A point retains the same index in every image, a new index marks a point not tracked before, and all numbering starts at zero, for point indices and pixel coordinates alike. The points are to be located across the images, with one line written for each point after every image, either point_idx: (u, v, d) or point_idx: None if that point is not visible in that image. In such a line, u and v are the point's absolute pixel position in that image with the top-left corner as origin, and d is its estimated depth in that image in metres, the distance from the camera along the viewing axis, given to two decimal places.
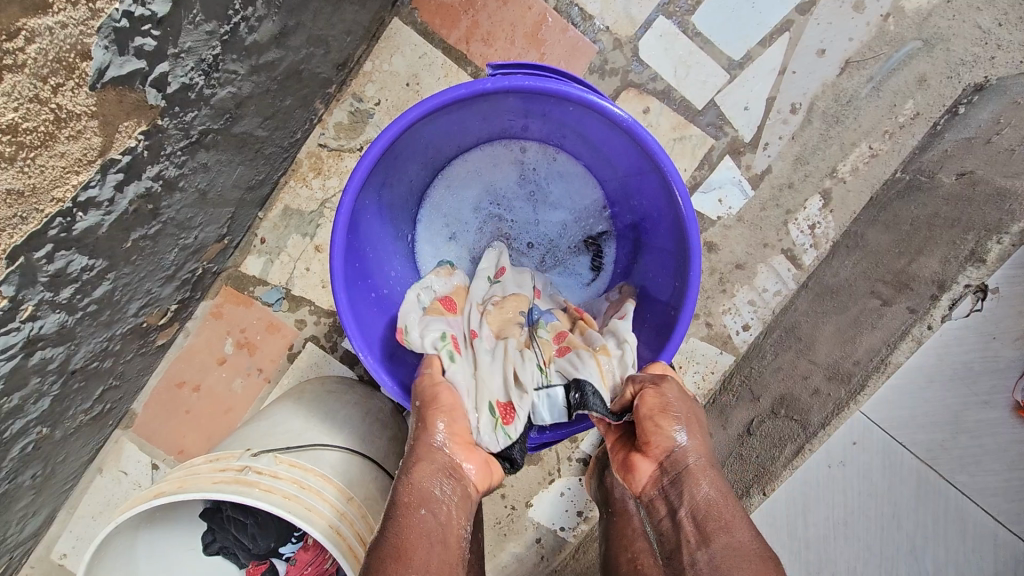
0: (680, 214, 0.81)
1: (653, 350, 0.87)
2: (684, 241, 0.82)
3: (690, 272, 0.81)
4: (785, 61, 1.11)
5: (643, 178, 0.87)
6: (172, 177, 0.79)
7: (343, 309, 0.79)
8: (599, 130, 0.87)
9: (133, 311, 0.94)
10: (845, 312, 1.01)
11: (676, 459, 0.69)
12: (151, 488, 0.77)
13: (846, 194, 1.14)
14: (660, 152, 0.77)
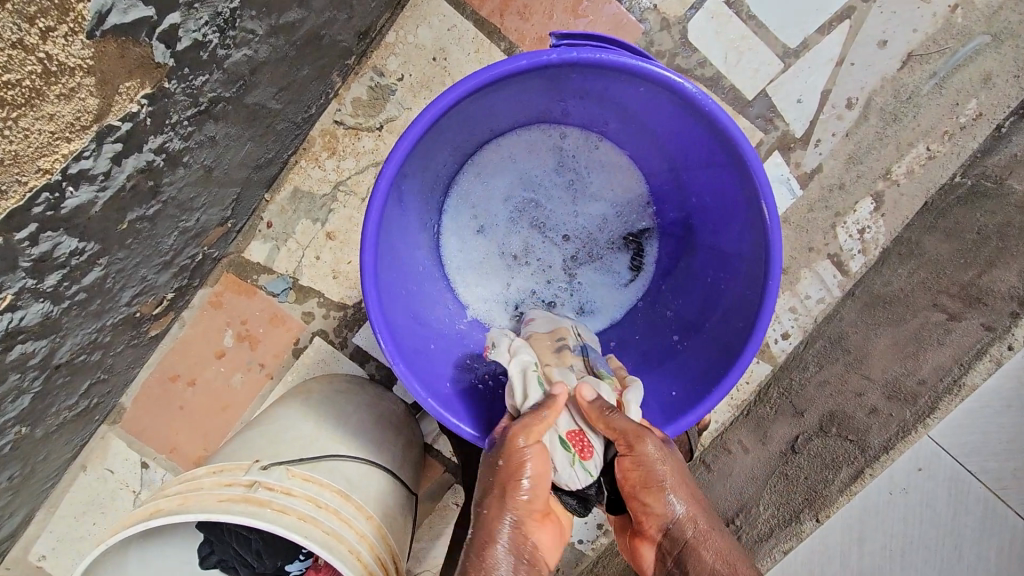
0: (758, 213, 0.72)
1: (715, 366, 0.77)
2: (758, 246, 0.73)
3: (768, 281, 0.72)
4: (844, 51, 1.02)
5: (706, 171, 0.78)
6: (176, 151, 0.69)
7: (373, 302, 0.70)
8: (661, 115, 0.77)
9: (126, 300, 0.85)
10: (904, 325, 0.93)
11: (675, 535, 0.66)
12: (146, 506, 0.68)
13: (899, 197, 1.07)
14: (742, 141, 0.68)
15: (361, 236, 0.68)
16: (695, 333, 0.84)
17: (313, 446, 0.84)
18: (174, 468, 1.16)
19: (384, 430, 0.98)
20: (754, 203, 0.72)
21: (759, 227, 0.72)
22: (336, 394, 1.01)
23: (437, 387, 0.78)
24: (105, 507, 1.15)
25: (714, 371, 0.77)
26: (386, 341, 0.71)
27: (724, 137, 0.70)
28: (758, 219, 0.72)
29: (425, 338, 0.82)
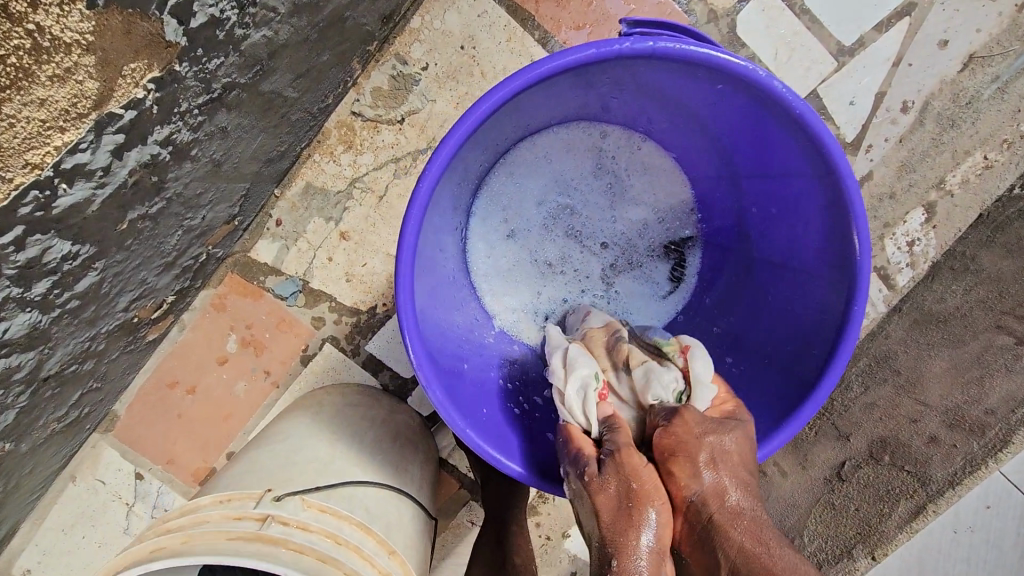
0: (843, 229, 0.63)
1: (785, 396, 0.69)
2: (840, 265, 0.65)
3: (853, 305, 0.64)
4: (902, 51, 0.95)
5: (776, 181, 0.71)
6: (184, 144, 0.61)
7: (410, 321, 0.61)
8: (727, 116, 0.69)
9: (123, 304, 0.77)
10: (964, 347, 0.87)
11: (700, 508, 0.56)
12: (145, 545, 0.60)
13: (952, 208, 1.01)
14: (832, 149, 0.60)
15: (396, 247, 0.60)
16: (754, 356, 0.75)
17: (329, 470, 0.78)
18: (171, 480, 1.09)
19: (401, 449, 0.91)
20: (839, 218, 0.63)
21: (842, 244, 0.64)
22: (348, 408, 0.94)
23: (473, 413, 0.70)
24: (96, 521, 1.07)
25: (782, 402, 0.69)
26: (421, 364, 0.63)
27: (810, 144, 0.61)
28: (842, 235, 0.63)
29: (456, 357, 0.75)
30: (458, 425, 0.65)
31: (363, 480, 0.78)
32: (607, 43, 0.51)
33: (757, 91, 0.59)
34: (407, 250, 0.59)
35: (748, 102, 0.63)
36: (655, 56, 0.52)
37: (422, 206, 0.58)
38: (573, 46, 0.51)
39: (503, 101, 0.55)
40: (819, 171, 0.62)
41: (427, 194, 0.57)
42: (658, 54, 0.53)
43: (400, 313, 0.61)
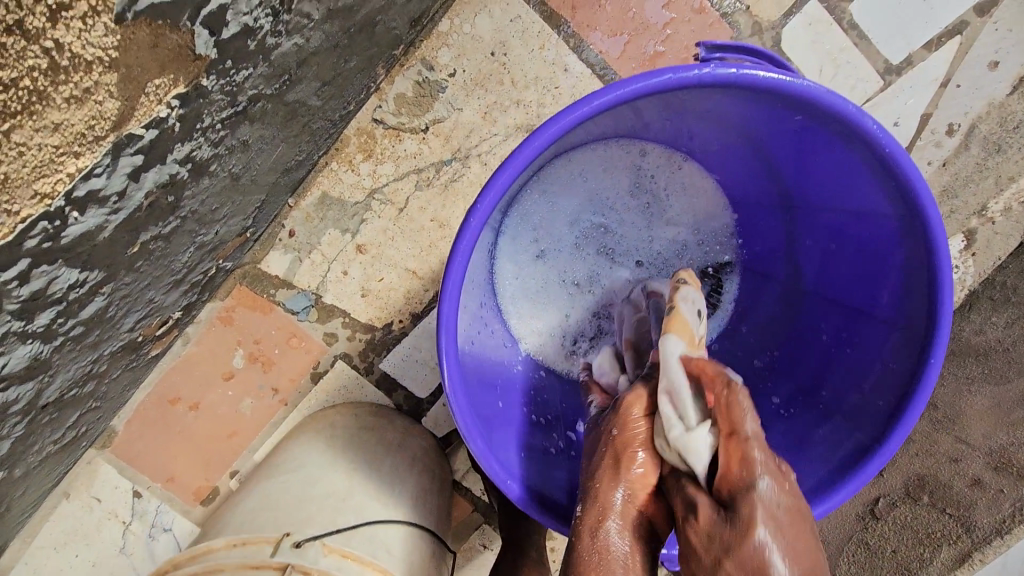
0: (922, 277, 0.58)
1: (844, 451, 0.63)
2: (916, 314, 0.60)
3: (930, 360, 0.59)
4: (950, 71, 0.91)
5: (840, 217, 0.66)
6: (204, 160, 0.56)
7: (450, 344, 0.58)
8: (792, 146, 0.64)
9: (128, 325, 0.71)
10: (1008, 385, 0.83)
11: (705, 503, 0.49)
12: None
13: (993, 236, 0.97)
14: (925, 194, 0.55)
15: (439, 284, 0.56)
16: (808, 401, 0.70)
17: (346, 507, 0.73)
18: (170, 498, 1.04)
19: (420, 476, 0.85)
20: (915, 267, 0.59)
21: (919, 295, 0.59)
22: (363, 432, 0.88)
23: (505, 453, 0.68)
24: (89, 542, 1.01)
25: (843, 455, 0.63)
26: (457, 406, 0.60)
27: (893, 189, 0.57)
28: (920, 284, 0.59)
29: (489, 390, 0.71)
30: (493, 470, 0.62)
31: (382, 516, 0.74)
32: (686, 70, 0.48)
33: (835, 127, 0.55)
34: (451, 289, 0.56)
35: (821, 137, 0.59)
36: (738, 84, 0.49)
37: (468, 248, 0.54)
38: (645, 73, 0.48)
39: (568, 126, 0.51)
40: (898, 214, 0.58)
41: (476, 234, 0.53)
42: (738, 83, 0.50)
43: (439, 353, 0.58)
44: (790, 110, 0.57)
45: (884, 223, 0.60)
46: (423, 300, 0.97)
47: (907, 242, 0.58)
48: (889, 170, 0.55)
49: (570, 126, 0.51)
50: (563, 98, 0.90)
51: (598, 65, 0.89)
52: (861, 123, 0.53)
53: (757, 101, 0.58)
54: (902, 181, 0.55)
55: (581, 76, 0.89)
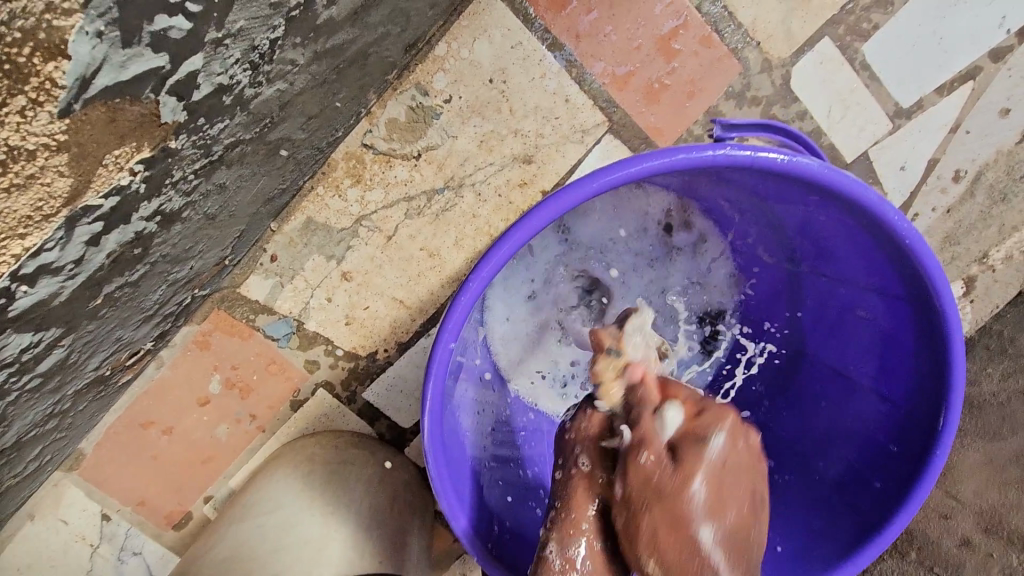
0: (931, 362, 0.60)
1: (843, 530, 0.66)
2: (919, 397, 0.62)
3: (936, 447, 0.60)
4: (959, 117, 0.89)
5: (847, 290, 0.66)
6: (175, 209, 0.52)
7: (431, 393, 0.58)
8: (801, 221, 0.64)
9: (93, 365, 0.67)
10: (1001, 442, 0.82)
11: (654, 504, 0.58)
12: None
13: (991, 284, 0.95)
14: (942, 286, 0.56)
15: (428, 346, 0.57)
16: (802, 468, 0.71)
17: (319, 563, 0.71)
18: (141, 522, 1.00)
19: (401, 516, 0.83)
20: (925, 349, 0.60)
21: (929, 374, 0.61)
22: (343, 469, 0.83)
23: (477, 505, 0.68)
24: (55, 566, 0.98)
25: (840, 536, 0.66)
26: (433, 457, 0.61)
27: (910, 277, 0.57)
28: (926, 368, 0.61)
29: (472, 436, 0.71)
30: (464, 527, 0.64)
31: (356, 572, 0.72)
32: (701, 151, 0.49)
33: (852, 212, 0.56)
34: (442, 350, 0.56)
35: (836, 219, 0.59)
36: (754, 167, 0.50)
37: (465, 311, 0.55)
38: (662, 151, 0.49)
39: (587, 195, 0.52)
40: (912, 300, 0.59)
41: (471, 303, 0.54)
42: (755, 163, 0.51)
43: (424, 404, 0.59)
44: (807, 193, 0.57)
45: (898, 307, 0.61)
46: (410, 330, 0.93)
47: (918, 328, 0.60)
48: (904, 257, 0.56)
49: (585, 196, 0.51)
50: (562, 129, 0.86)
51: (601, 96, 0.86)
52: (881, 212, 0.53)
53: (776, 180, 0.57)
54: (920, 272, 0.56)
55: (582, 107, 0.86)
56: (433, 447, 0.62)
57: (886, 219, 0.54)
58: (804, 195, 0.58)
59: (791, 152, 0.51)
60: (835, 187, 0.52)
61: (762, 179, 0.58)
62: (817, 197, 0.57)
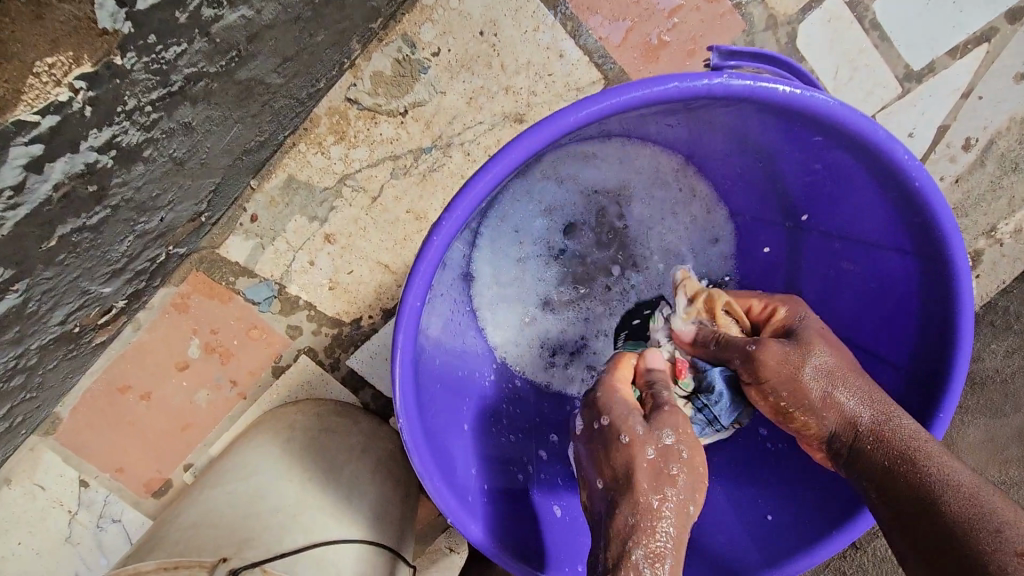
0: (933, 323, 0.56)
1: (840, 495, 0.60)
2: (921, 361, 0.57)
3: (939, 413, 0.55)
4: (971, 82, 0.85)
5: (852, 247, 0.62)
6: (134, 145, 0.49)
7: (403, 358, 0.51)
8: (808, 171, 0.60)
9: (57, 319, 0.64)
10: (1002, 420, 0.82)
11: (799, 401, 0.57)
12: None
13: (999, 259, 0.91)
14: (952, 233, 0.52)
15: (395, 308, 0.50)
16: None
17: (296, 526, 0.66)
18: (119, 490, 0.96)
19: (383, 485, 0.80)
20: (929, 309, 0.56)
21: (933, 336, 0.56)
22: (323, 435, 0.81)
23: (477, 494, 0.61)
24: (31, 533, 0.94)
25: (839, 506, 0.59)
26: (417, 450, 0.53)
27: (918, 226, 0.53)
28: (929, 330, 0.56)
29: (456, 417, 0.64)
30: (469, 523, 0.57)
31: (335, 535, 0.67)
32: (696, 79, 0.45)
33: (861, 153, 0.52)
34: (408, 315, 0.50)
35: (843, 164, 0.55)
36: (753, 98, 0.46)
37: (433, 263, 0.49)
38: (655, 78, 0.45)
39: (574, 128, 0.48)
40: (920, 252, 0.54)
41: (442, 248, 0.48)
42: (755, 95, 0.47)
43: (394, 390, 0.51)
44: (810, 131, 0.53)
45: (903, 262, 0.57)
46: (395, 296, 0.90)
47: (926, 283, 0.55)
48: (912, 203, 0.52)
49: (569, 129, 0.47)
50: (556, 86, 0.82)
51: (596, 52, 0.82)
52: (889, 151, 0.49)
53: (777, 117, 0.53)
54: (931, 217, 0.52)
55: (577, 63, 0.82)
56: (412, 438, 0.53)
57: (895, 158, 0.49)
58: (809, 135, 0.54)
59: (795, 83, 0.47)
60: (842, 121, 0.48)
61: (761, 117, 0.54)
62: (823, 137, 0.53)
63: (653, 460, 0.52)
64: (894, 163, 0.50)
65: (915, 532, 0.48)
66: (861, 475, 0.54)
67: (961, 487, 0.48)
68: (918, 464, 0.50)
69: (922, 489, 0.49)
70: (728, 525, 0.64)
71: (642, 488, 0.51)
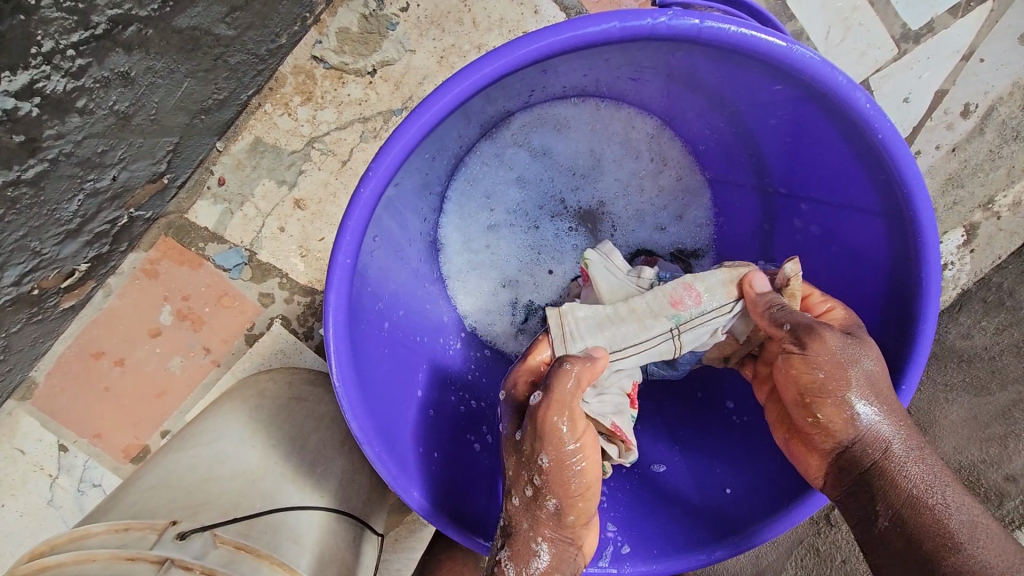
0: (902, 290, 0.53)
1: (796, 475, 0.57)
2: (891, 330, 0.54)
3: (902, 384, 0.53)
4: (973, 43, 0.82)
5: (824, 213, 0.59)
6: (63, 94, 0.53)
7: (341, 311, 0.50)
8: (778, 129, 0.57)
9: (10, 280, 0.64)
10: (988, 398, 0.78)
11: (833, 397, 0.52)
12: (31, 559, 0.52)
13: (997, 233, 0.87)
14: (919, 192, 0.49)
15: (328, 268, 0.49)
16: None
17: (254, 491, 0.64)
18: (97, 456, 0.87)
19: (352, 455, 0.77)
20: (899, 274, 0.53)
21: (903, 304, 0.53)
22: (294, 404, 0.78)
23: (426, 459, 0.59)
24: (14, 496, 0.84)
25: (790, 481, 0.57)
26: (355, 416, 0.51)
27: (884, 184, 0.50)
28: (896, 297, 0.53)
29: (411, 388, 0.62)
30: (412, 487, 0.55)
31: (296, 502, 0.65)
32: (636, 18, 0.44)
33: (822, 104, 0.49)
34: (342, 274, 0.49)
35: (810, 117, 0.52)
36: (699, 38, 0.44)
37: (365, 216, 0.48)
38: (593, 16, 0.44)
39: (510, 72, 0.47)
40: (889, 212, 0.51)
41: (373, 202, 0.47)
42: (702, 37, 0.45)
43: (330, 354, 0.50)
44: (768, 79, 0.50)
45: (872, 224, 0.54)
46: None
47: (896, 246, 0.52)
48: (877, 157, 0.49)
49: (506, 72, 0.46)
50: None
51: (572, 9, 0.81)
52: (848, 98, 0.46)
53: (730, 64, 0.50)
54: (895, 175, 0.49)
55: (552, 19, 0.81)
56: (350, 404, 0.51)
57: (855, 107, 0.47)
58: (769, 84, 0.51)
59: (744, 22, 0.45)
60: (795, 67, 0.46)
61: (715, 67, 0.52)
62: (783, 86, 0.50)
63: (514, 466, 0.53)
64: (857, 114, 0.47)
65: (928, 564, 0.47)
66: (877, 492, 0.51)
67: (990, 532, 0.47)
68: (945, 501, 0.48)
69: (950, 526, 0.47)
70: (686, 496, 0.62)
71: (523, 524, 0.52)
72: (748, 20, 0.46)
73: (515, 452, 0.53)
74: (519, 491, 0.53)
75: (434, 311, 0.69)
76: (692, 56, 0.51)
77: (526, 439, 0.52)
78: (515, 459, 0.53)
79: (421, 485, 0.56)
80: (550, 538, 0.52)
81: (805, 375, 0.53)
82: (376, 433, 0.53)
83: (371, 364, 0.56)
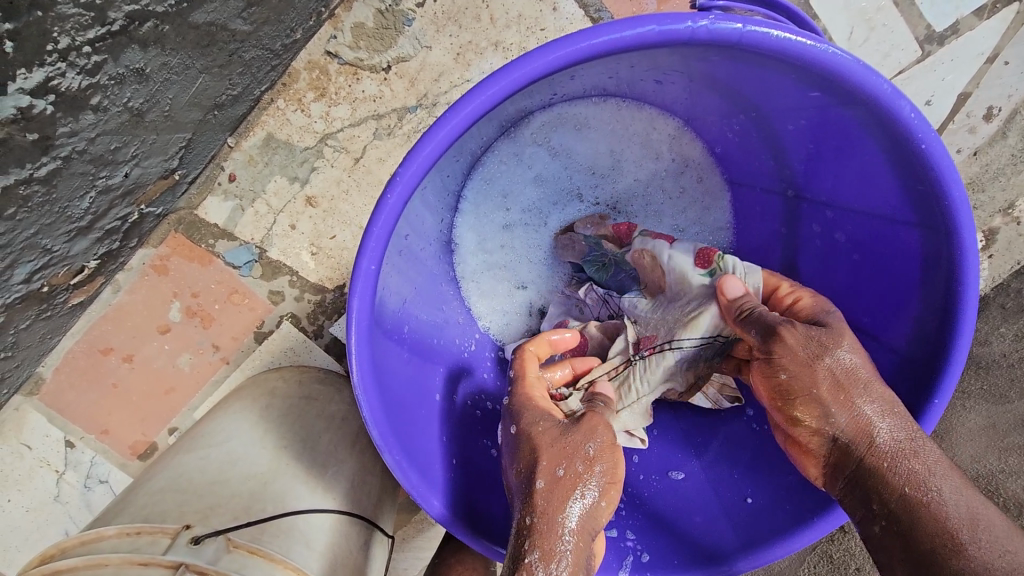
0: (936, 300, 0.52)
1: None
2: (921, 340, 0.53)
3: (935, 398, 0.51)
4: (998, 46, 0.80)
5: (851, 219, 0.58)
6: (77, 91, 0.52)
7: (364, 317, 0.49)
8: (805, 134, 0.56)
9: (20, 278, 0.63)
10: (1006, 406, 0.83)
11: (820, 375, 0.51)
12: (45, 562, 0.51)
13: (1016, 238, 0.85)
14: (957, 200, 0.48)
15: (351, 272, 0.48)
16: None
17: (265, 493, 0.63)
18: (104, 452, 0.86)
19: (364, 455, 0.76)
20: (933, 284, 0.52)
21: (934, 315, 0.52)
22: (307, 405, 0.77)
23: (445, 464, 0.58)
24: (21, 490, 0.83)
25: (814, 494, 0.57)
26: (376, 425, 0.50)
27: (920, 192, 0.49)
28: (929, 307, 0.52)
29: (429, 393, 0.61)
30: (434, 497, 0.54)
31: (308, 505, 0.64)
32: (676, 21, 0.43)
33: (858, 110, 0.48)
34: (365, 279, 0.48)
35: (842, 122, 0.51)
36: (740, 43, 0.43)
37: (390, 220, 0.47)
38: (627, 20, 0.43)
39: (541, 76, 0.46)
40: (923, 222, 0.50)
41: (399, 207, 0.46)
42: (743, 42, 0.44)
43: (352, 362, 0.49)
44: (804, 84, 0.49)
45: (903, 233, 0.53)
46: None
47: (931, 254, 0.51)
48: (916, 165, 0.48)
49: (538, 76, 0.45)
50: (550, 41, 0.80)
51: (592, 6, 0.80)
52: (888, 105, 0.45)
53: (765, 69, 0.49)
54: (934, 184, 0.48)
55: (571, 17, 0.80)
56: (372, 412, 0.50)
57: (895, 115, 0.46)
58: (804, 89, 0.50)
59: (783, 27, 0.43)
60: (838, 73, 0.45)
61: (749, 70, 0.51)
62: (817, 92, 0.49)
63: (557, 451, 0.50)
64: (896, 122, 0.46)
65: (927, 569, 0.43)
66: (872, 490, 0.48)
67: (990, 521, 0.44)
68: (941, 494, 0.45)
69: (949, 523, 0.44)
70: (706, 505, 0.62)
71: (556, 512, 0.47)
72: (784, 23, 0.45)
73: (551, 453, 0.50)
74: (553, 482, 0.48)
75: (451, 313, 0.69)
76: (726, 60, 0.50)
77: (579, 436, 0.51)
78: (554, 454, 0.50)
79: (442, 496, 0.56)
80: (582, 533, 0.48)
81: (788, 357, 0.52)
82: (397, 441, 0.52)
83: (391, 369, 0.55)
